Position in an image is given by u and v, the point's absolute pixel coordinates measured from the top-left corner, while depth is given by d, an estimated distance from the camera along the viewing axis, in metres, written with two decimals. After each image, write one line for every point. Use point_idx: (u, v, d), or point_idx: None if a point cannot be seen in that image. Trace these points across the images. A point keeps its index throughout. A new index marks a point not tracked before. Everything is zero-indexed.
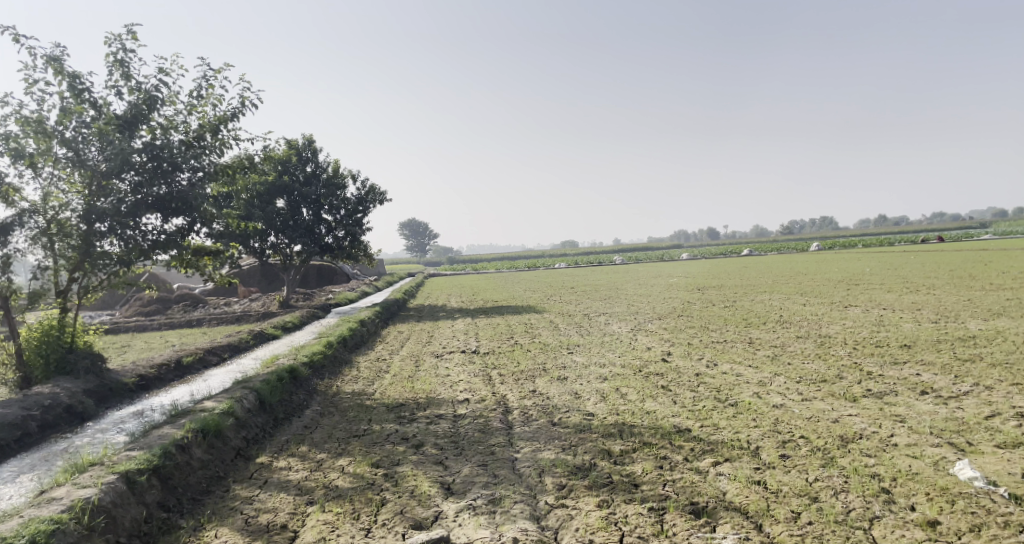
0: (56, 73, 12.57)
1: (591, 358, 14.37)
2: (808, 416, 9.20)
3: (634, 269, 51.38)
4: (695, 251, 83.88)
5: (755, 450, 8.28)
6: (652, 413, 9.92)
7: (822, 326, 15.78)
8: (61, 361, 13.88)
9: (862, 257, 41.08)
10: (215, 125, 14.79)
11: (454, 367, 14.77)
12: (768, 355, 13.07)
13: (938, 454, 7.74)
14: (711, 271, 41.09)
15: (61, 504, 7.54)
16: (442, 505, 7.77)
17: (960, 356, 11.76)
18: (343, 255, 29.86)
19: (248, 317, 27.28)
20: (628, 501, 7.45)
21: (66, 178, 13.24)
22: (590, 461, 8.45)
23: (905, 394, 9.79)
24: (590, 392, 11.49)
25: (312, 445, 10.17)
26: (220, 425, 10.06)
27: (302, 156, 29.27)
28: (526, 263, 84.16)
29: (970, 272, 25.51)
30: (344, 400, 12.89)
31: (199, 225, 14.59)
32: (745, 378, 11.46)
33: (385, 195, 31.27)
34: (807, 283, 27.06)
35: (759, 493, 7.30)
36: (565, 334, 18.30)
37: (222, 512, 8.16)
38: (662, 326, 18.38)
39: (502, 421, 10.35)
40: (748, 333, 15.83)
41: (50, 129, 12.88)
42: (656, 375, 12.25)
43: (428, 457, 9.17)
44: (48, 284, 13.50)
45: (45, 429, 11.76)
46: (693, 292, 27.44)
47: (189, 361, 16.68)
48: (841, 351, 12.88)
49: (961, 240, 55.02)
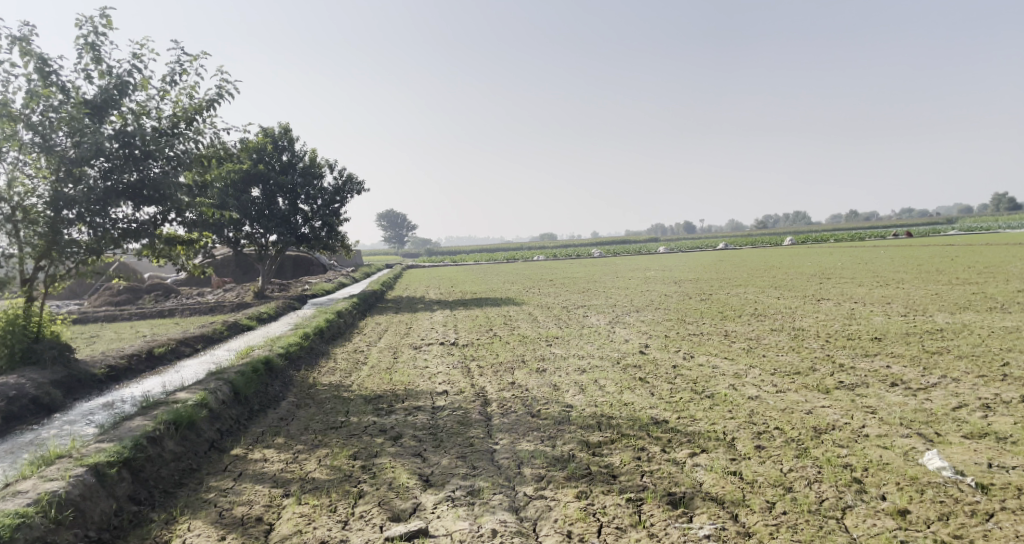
0: (23, 54, 12.22)
1: (569, 350, 14.43)
2: (782, 408, 9.33)
3: (611, 262, 51.68)
4: (671, 245, 84.79)
5: (730, 441, 8.38)
6: (629, 405, 9.99)
7: (796, 320, 16.02)
8: (27, 351, 13.54)
9: (834, 251, 41.80)
10: (190, 114, 14.51)
11: (432, 360, 14.74)
12: (744, 348, 13.24)
13: (907, 445, 7.90)
14: (686, 264, 41.48)
15: (27, 497, 7.39)
16: (421, 497, 7.75)
17: (928, 348, 12.02)
18: (320, 246, 29.56)
19: (222, 307, 26.92)
20: (606, 492, 7.50)
21: (32, 163, 12.91)
22: (568, 453, 8.49)
23: (875, 386, 9.98)
24: (568, 384, 11.54)
25: (288, 436, 10.08)
26: (193, 417, 9.93)
27: (278, 145, 28.89)
28: (504, 255, 84.20)
29: (937, 267, 26.09)
30: (321, 392, 12.79)
31: (172, 214, 14.36)
32: (721, 371, 11.59)
33: (362, 185, 30.99)
34: (781, 277, 27.41)
35: (734, 483, 7.40)
36: (544, 326, 18.33)
37: (195, 505, 8.05)
38: (640, 318, 18.52)
39: (480, 413, 10.35)
40: (724, 325, 16.02)
41: (16, 113, 12.54)
42: (633, 367, 12.35)
43: (407, 449, 9.14)
44: (13, 270, 13.12)
45: (10, 420, 11.50)
46: (669, 285, 27.68)
47: (161, 352, 16.42)
48: (815, 344, 13.08)
49: (927, 235, 56.28)
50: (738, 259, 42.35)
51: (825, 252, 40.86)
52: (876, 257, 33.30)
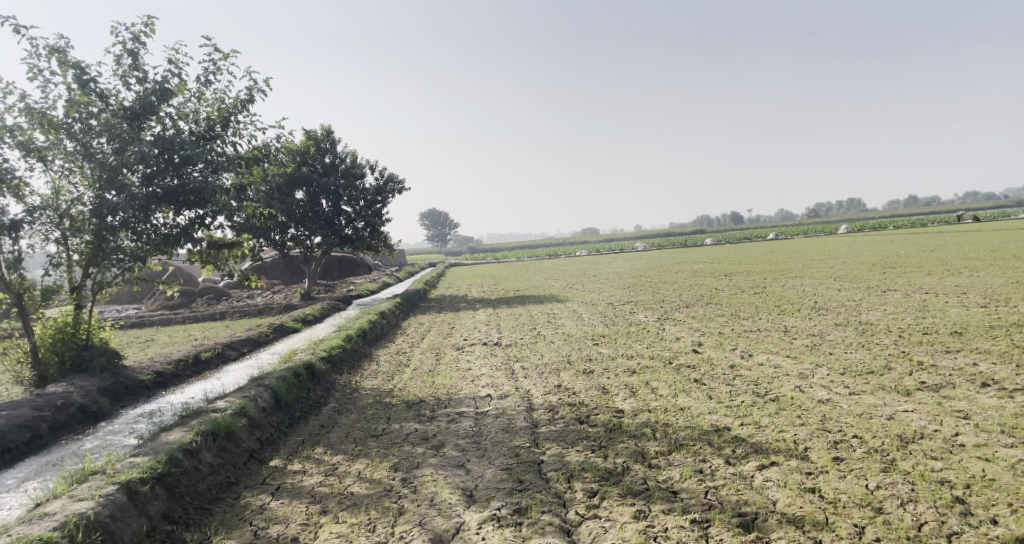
0: (61, 64, 12.07)
1: (618, 349, 13.73)
2: (859, 413, 8.47)
3: (657, 255, 50.32)
4: (716, 238, 82.83)
5: (804, 452, 7.60)
6: (686, 411, 9.25)
7: (862, 313, 14.95)
8: (77, 359, 13.48)
9: (895, 238, 39.76)
10: (226, 115, 14.22)
11: (475, 361, 14.22)
12: (807, 345, 12.33)
13: (1014, 457, 7.01)
14: (735, 256, 40.07)
15: (54, 520, 7.12)
16: (464, 515, 7.22)
17: (1019, 343, 10.90)
18: (363, 246, 29.35)
19: (270, 309, 27.03)
20: (667, 512, 6.85)
21: (76, 172, 12.84)
22: (623, 465, 7.82)
23: (964, 387, 9.02)
24: (618, 386, 10.85)
25: (328, 446, 9.68)
26: (232, 427, 9.63)
27: (320, 147, 28.76)
28: (547, 252, 83.57)
29: (1014, 252, 24.27)
30: (363, 397, 12.39)
31: (213, 218, 14.10)
32: (785, 370, 10.72)
33: (404, 184, 30.73)
34: (838, 268, 25.93)
35: (814, 503, 6.66)
36: (589, 324, 17.59)
37: (231, 523, 7.73)
38: (691, 314, 17.71)
39: (526, 419, 9.76)
40: (782, 320, 15.06)
41: (57, 122, 12.44)
42: (687, 368, 11.57)
43: (450, 459, 8.60)
44: (61, 279, 13.11)
45: (58, 430, 11.46)
46: (719, 278, 26.55)
47: (208, 356, 16.36)
48: (887, 340, 12.07)
49: (994, 219, 53.28)
50: (792, 249, 40.61)
51: (887, 240, 38.83)
52: (944, 244, 31.40)
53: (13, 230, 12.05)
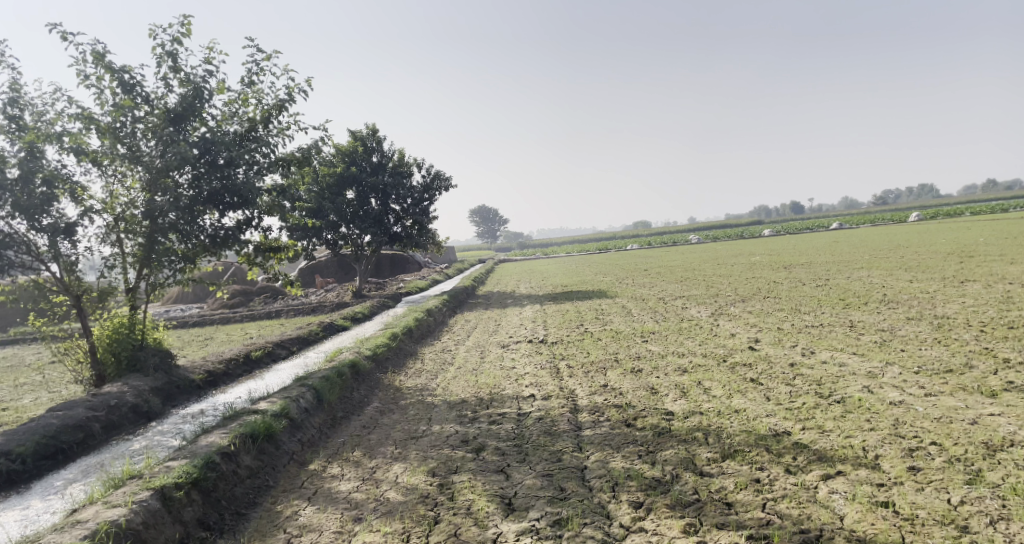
0: (107, 69, 12.13)
1: (668, 347, 13.09)
2: (936, 416, 7.71)
3: (711, 248, 48.67)
4: (772, 229, 80.00)
5: (874, 460, 6.95)
6: (741, 413, 8.60)
7: (936, 306, 13.85)
8: (132, 358, 13.61)
9: (972, 226, 37.19)
10: (267, 114, 14.07)
11: (520, 359, 13.81)
12: (875, 341, 11.42)
13: None
14: (795, 247, 38.43)
15: (86, 528, 7.03)
16: (502, 525, 6.83)
17: None
18: (412, 244, 29.26)
19: (322, 307, 27.25)
20: (720, 526, 6.33)
21: (127, 176, 12.94)
22: (672, 472, 7.28)
23: None
24: (668, 386, 10.23)
25: (368, 448, 9.42)
26: (271, 429, 9.48)
27: (367, 146, 28.83)
28: (599, 246, 82.37)
29: None
30: (405, 396, 12.13)
31: (259, 219, 14.03)
32: (851, 369, 9.92)
33: (451, 180, 30.54)
34: (908, 258, 24.31)
35: (888, 520, 6.07)
36: (639, 320, 16.90)
37: (265, 531, 7.53)
38: (747, 308, 16.86)
39: (570, 422, 9.26)
40: (847, 315, 14.10)
41: (107, 127, 12.57)
42: (743, 367, 10.86)
43: (490, 464, 8.21)
44: (116, 280, 13.31)
45: (110, 429, 11.58)
46: (778, 271, 25.33)
47: (258, 355, 16.44)
48: (966, 336, 11.07)
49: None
50: (857, 239, 38.50)
51: (962, 228, 36.41)
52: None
53: (69, 233, 12.17)
